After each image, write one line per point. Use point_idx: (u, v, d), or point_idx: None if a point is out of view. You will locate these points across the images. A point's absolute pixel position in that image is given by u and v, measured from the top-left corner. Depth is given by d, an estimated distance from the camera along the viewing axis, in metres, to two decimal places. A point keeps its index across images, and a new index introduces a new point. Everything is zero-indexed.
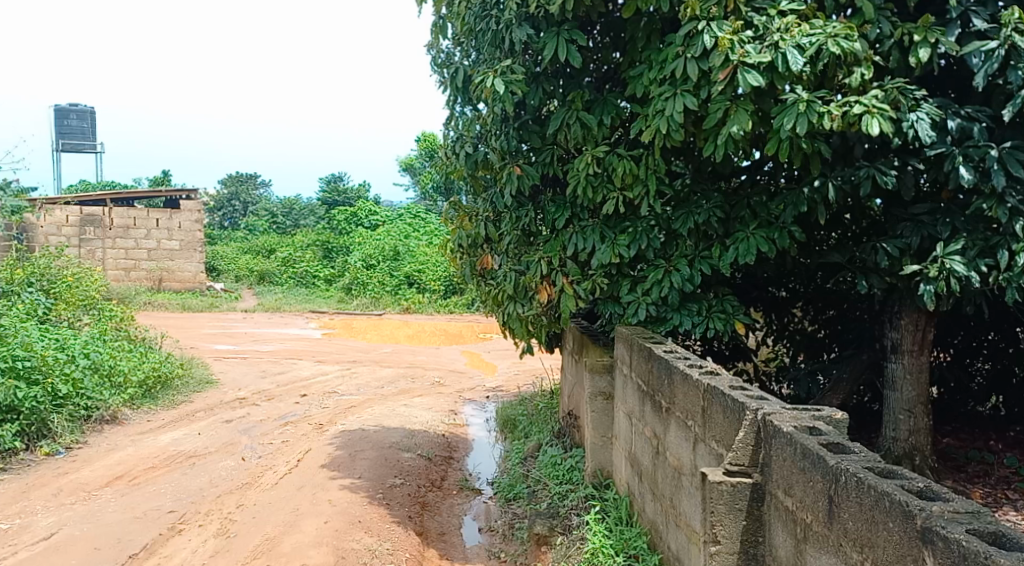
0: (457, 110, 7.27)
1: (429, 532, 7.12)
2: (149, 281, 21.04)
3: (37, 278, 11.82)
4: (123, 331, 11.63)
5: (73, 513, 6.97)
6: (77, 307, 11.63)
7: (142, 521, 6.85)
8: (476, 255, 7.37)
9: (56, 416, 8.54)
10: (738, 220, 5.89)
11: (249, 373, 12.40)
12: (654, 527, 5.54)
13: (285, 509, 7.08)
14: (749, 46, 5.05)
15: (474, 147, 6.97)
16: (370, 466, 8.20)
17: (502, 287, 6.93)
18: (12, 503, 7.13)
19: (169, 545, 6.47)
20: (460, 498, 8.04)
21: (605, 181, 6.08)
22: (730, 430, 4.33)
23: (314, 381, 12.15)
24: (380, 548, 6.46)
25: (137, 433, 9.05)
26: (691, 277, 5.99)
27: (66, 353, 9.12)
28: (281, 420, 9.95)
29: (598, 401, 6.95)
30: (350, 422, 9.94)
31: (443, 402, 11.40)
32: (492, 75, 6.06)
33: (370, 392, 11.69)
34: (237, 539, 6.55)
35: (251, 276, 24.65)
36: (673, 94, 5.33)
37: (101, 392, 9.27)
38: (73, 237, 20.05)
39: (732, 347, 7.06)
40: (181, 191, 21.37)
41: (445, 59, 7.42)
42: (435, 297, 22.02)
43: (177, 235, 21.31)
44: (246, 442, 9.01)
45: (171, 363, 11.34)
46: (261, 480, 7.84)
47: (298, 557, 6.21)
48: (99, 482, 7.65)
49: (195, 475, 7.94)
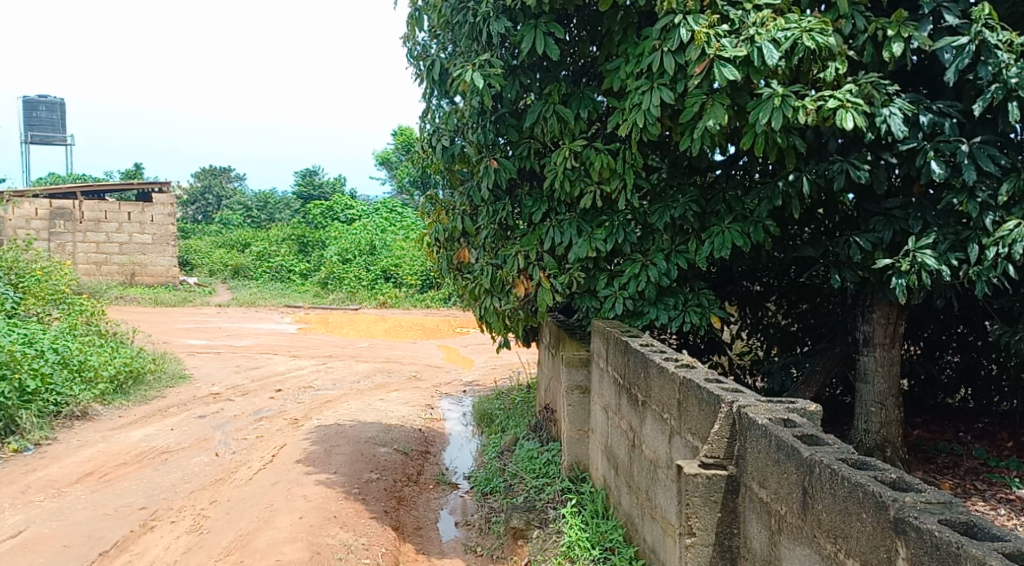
0: (433, 104, 7.23)
1: (405, 526, 7.11)
2: (121, 276, 20.76)
3: (5, 273, 11.70)
4: (94, 325, 11.46)
5: (42, 510, 6.87)
6: (46, 301, 11.44)
7: (112, 518, 6.76)
8: (453, 249, 7.33)
9: (25, 413, 8.42)
10: (714, 215, 5.92)
11: (223, 368, 12.29)
12: (630, 520, 5.56)
13: (259, 505, 7.03)
14: (725, 40, 5.07)
15: (451, 141, 6.88)
16: (346, 461, 8.17)
17: (479, 281, 6.93)
18: None
19: (141, 542, 6.40)
20: (436, 492, 8.04)
21: (582, 175, 6.09)
22: (705, 422, 4.35)
23: (289, 376, 12.07)
24: (355, 543, 6.43)
25: (109, 430, 8.92)
26: (667, 272, 6.02)
27: (35, 349, 9.01)
28: (255, 416, 9.86)
29: (575, 394, 6.93)
30: (326, 417, 9.87)
31: (420, 397, 11.37)
32: (469, 68, 6.06)
33: (346, 386, 11.65)
34: (210, 535, 6.50)
35: (226, 270, 24.43)
36: (650, 87, 5.34)
37: (71, 388, 9.18)
38: (43, 230, 19.90)
39: (707, 341, 7.01)
40: (153, 185, 21.12)
41: (422, 51, 7.40)
42: (411, 291, 21.95)
43: (150, 229, 20.86)
44: (220, 438, 8.91)
45: (143, 359, 11.21)
46: (234, 477, 7.76)
47: (272, 553, 6.18)
48: (69, 479, 7.54)
49: (168, 471, 7.86)
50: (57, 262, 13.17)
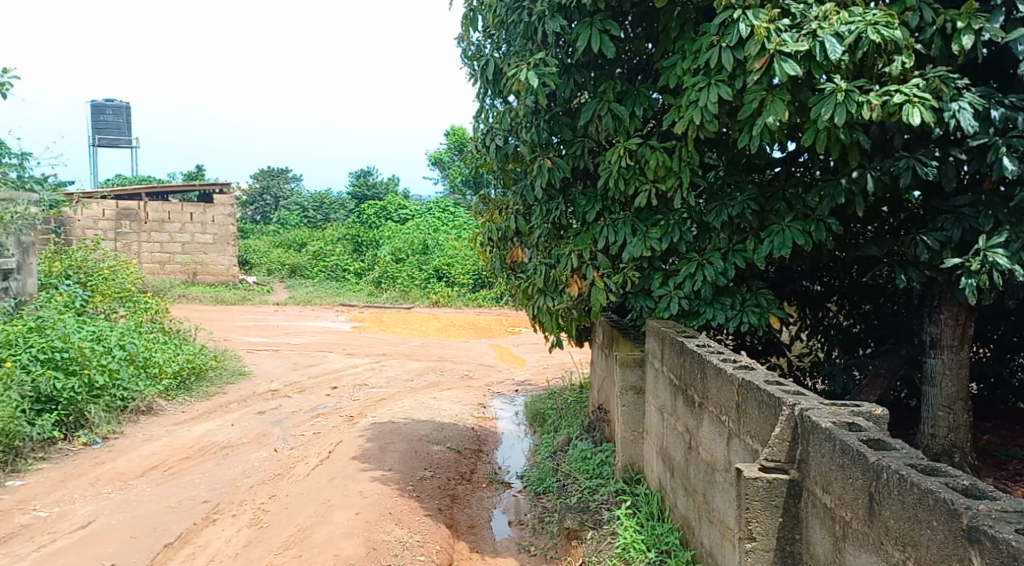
0: (487, 103, 7.24)
1: (459, 524, 7.13)
2: (184, 274, 21.21)
3: (75, 272, 12.13)
4: (159, 323, 11.71)
5: (111, 502, 7.04)
6: (113, 299, 11.75)
7: (176, 510, 6.90)
8: (506, 249, 7.34)
9: (94, 407, 8.62)
10: (774, 213, 5.81)
11: (281, 366, 12.48)
12: (687, 523, 5.48)
13: (316, 501, 7.10)
14: (786, 34, 4.95)
15: (504, 140, 6.87)
16: (400, 458, 8.23)
17: (533, 280, 6.87)
18: (53, 490, 7.21)
19: (204, 534, 6.51)
20: (489, 491, 8.04)
21: (637, 174, 6.03)
22: (766, 425, 4.26)
23: (345, 374, 12.20)
24: (411, 539, 6.47)
25: (172, 424, 9.12)
26: (724, 271, 5.93)
27: (103, 345, 9.23)
28: (312, 412, 9.98)
29: (629, 395, 6.85)
30: (380, 415, 9.95)
31: (472, 396, 11.39)
32: (524, 67, 6.04)
33: (400, 384, 11.73)
34: (270, 529, 6.59)
35: (283, 269, 24.84)
36: (707, 84, 5.26)
37: (137, 384, 9.39)
38: (110, 231, 20.51)
39: (765, 342, 6.88)
40: (213, 186, 21.58)
41: (476, 51, 7.42)
42: (464, 291, 22.01)
43: (211, 229, 21.30)
44: (278, 434, 9.04)
45: (205, 355, 11.43)
46: (292, 472, 7.86)
47: (330, 548, 6.23)
48: (136, 472, 7.72)
49: (229, 465, 8.00)
50: (123, 261, 13.51)
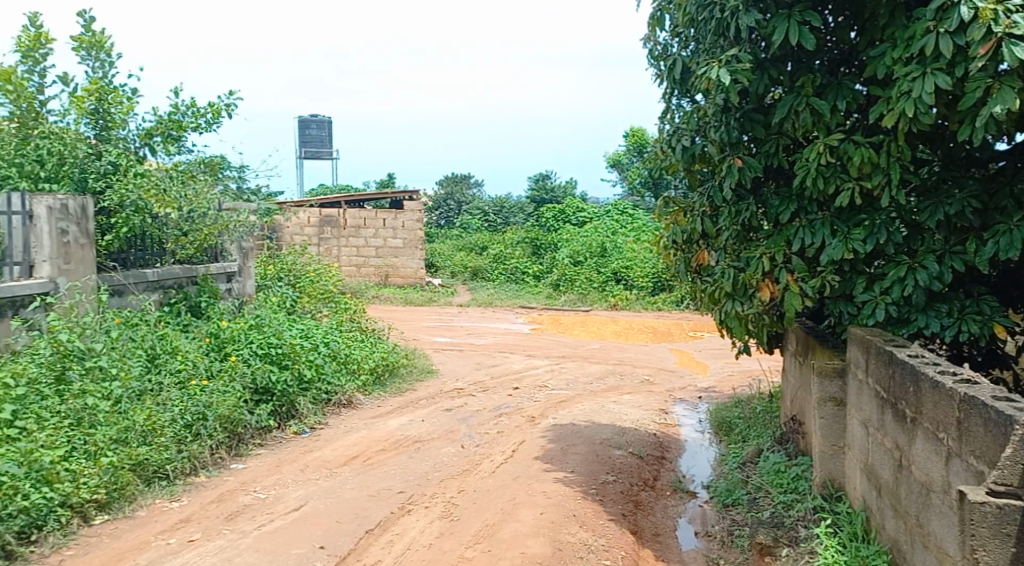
0: (674, 103, 7.05)
1: (643, 531, 6.99)
2: (377, 277, 22.25)
3: (286, 274, 13.07)
4: (357, 322, 12.30)
5: (318, 487, 7.45)
6: (318, 300, 12.53)
7: (375, 499, 7.20)
8: (692, 251, 7.08)
9: (302, 399, 9.17)
10: (999, 211, 5.35)
11: (465, 365, 12.80)
12: (897, 547, 5.10)
13: (502, 498, 7.20)
14: (1017, 16, 4.52)
15: (691, 140, 6.56)
16: (582, 461, 8.19)
17: (719, 284, 6.54)
18: (270, 474, 7.72)
19: (400, 523, 6.75)
20: (674, 499, 7.84)
21: (838, 172, 5.69)
22: (995, 445, 3.88)
23: (526, 375, 12.35)
24: (595, 543, 6.42)
25: (370, 418, 9.57)
26: (940, 275, 5.46)
27: (311, 343, 9.83)
28: (495, 411, 10.16)
29: (828, 407, 6.47)
30: (561, 416, 9.98)
31: (654, 401, 11.19)
32: (715, 64, 5.84)
33: (580, 387, 11.72)
34: (460, 523, 6.73)
35: (465, 271, 25.54)
36: (922, 73, 4.86)
37: (339, 379, 9.90)
38: (314, 237, 21.96)
39: (985, 353, 6.26)
40: (404, 193, 22.57)
41: (662, 51, 7.26)
42: (643, 293, 21.72)
43: (402, 233, 22.29)
44: (465, 431, 9.26)
45: (397, 353, 11.91)
46: (479, 468, 8.01)
47: (517, 545, 6.28)
48: (339, 461, 8.14)
49: (421, 459, 8.28)
50: (326, 264, 14.36)
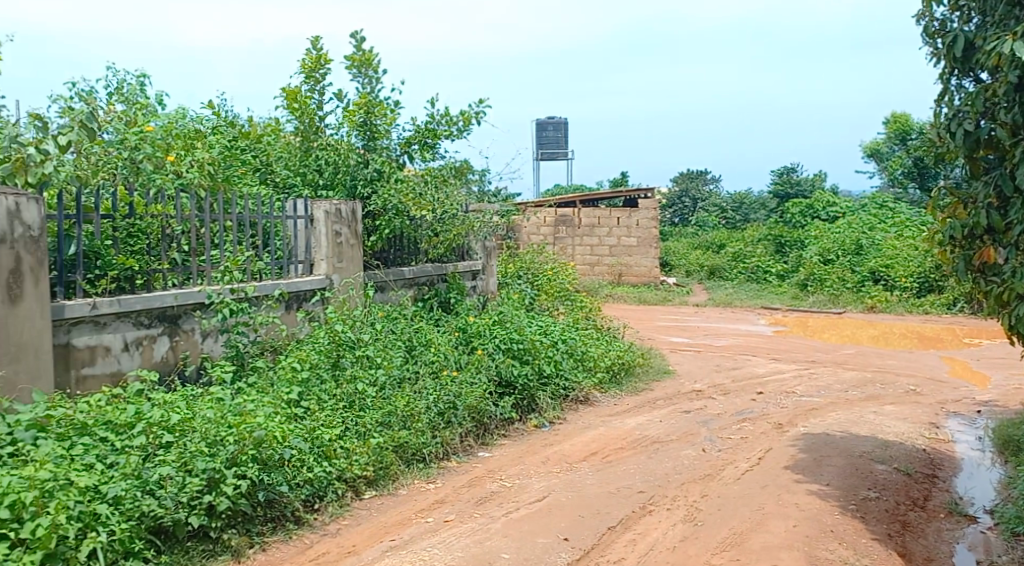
0: (952, 84, 6.35)
1: (912, 555, 6.35)
2: (610, 275, 22.23)
3: (524, 271, 13.39)
4: (592, 321, 12.24)
5: (559, 481, 7.49)
6: (554, 298, 12.69)
7: (616, 497, 7.11)
8: (972, 251, 6.23)
9: (542, 393, 9.29)
10: None
11: (705, 366, 12.42)
12: None
13: (749, 507, 6.85)
14: None
15: (975, 124, 5.96)
16: (839, 474, 7.62)
17: (1010, 285, 5.79)
18: (515, 464, 7.87)
19: (642, 523, 6.61)
20: (949, 523, 7.07)
21: None
22: None
23: (771, 379, 11.75)
24: (856, 563, 5.93)
25: (607, 416, 9.49)
26: None
27: (549, 339, 9.96)
28: (738, 416, 9.74)
29: None
30: (813, 425, 9.37)
31: (922, 414, 10.21)
32: (1009, 38, 5.36)
33: (833, 395, 10.96)
34: (705, 528, 6.48)
35: (702, 270, 24.87)
36: None
37: (576, 375, 9.95)
38: (550, 236, 22.40)
39: None
40: (639, 192, 22.45)
41: (939, 27, 6.56)
42: (905, 295, 19.97)
43: (636, 232, 22.08)
44: (706, 434, 8.95)
45: (634, 352, 11.78)
46: (722, 474, 7.70)
47: (769, 556, 5.94)
48: (578, 456, 8.14)
49: (660, 460, 8.09)
50: (563, 263, 14.54)
